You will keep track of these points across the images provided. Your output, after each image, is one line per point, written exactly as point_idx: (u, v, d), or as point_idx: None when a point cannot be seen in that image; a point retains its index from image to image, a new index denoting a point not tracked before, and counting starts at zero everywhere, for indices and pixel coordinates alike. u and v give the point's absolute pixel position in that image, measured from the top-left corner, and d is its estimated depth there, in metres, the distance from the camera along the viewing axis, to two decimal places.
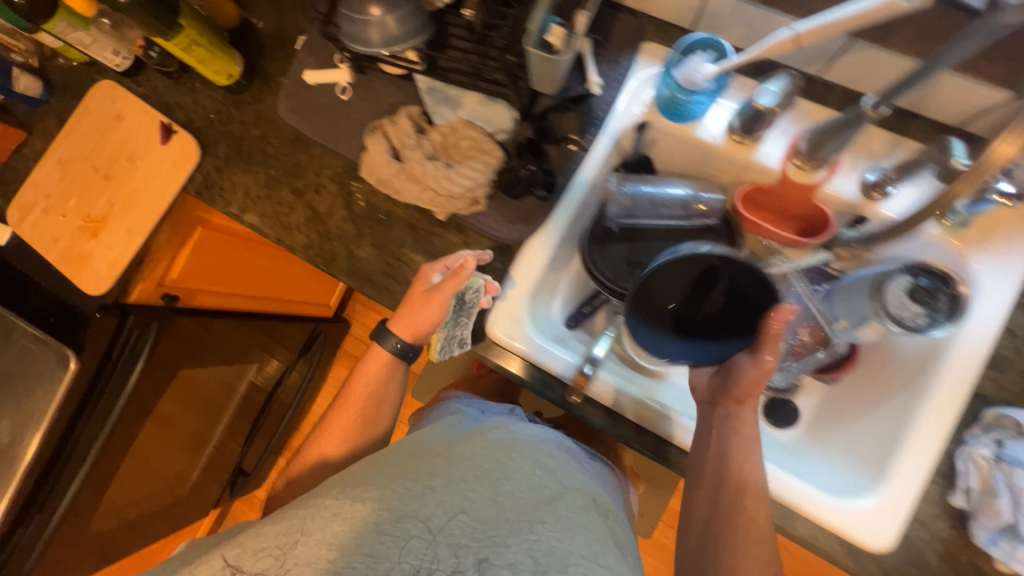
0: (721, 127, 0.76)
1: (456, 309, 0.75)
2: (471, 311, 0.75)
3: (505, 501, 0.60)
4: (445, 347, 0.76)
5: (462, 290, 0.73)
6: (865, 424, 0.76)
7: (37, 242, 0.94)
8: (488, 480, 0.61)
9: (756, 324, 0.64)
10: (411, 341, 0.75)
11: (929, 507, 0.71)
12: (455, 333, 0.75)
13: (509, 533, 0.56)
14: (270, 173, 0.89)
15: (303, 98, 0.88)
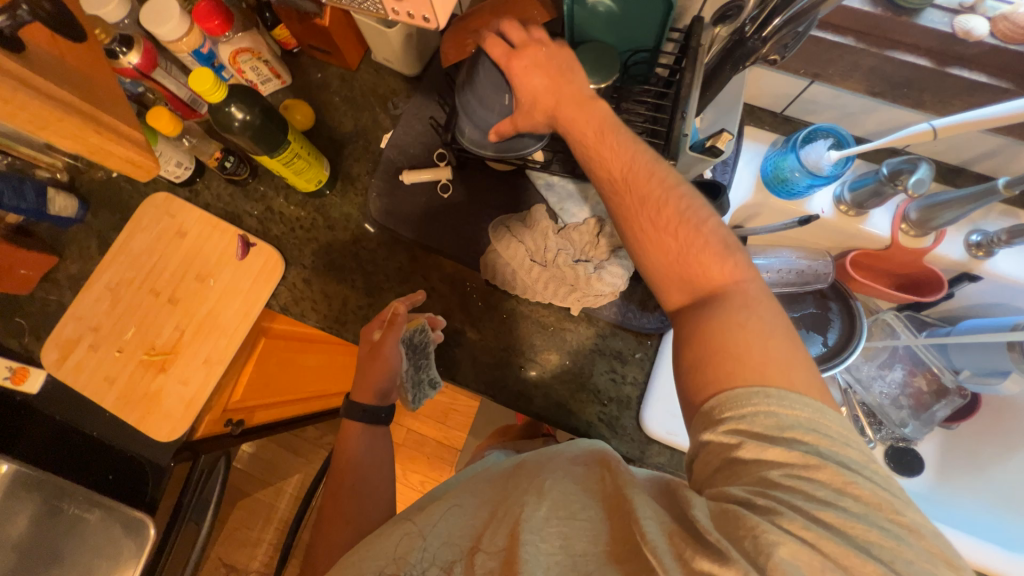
0: (829, 200, 0.79)
1: (411, 356, 0.76)
2: (428, 354, 0.77)
3: (492, 504, 0.54)
4: (418, 393, 0.80)
5: (409, 335, 0.75)
6: (1003, 473, 0.82)
7: (84, 386, 0.80)
8: (492, 495, 0.56)
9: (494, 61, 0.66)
10: (377, 400, 0.77)
11: None
12: (421, 376, 0.77)
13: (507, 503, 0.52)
14: (370, 279, 0.84)
15: (398, 198, 0.84)
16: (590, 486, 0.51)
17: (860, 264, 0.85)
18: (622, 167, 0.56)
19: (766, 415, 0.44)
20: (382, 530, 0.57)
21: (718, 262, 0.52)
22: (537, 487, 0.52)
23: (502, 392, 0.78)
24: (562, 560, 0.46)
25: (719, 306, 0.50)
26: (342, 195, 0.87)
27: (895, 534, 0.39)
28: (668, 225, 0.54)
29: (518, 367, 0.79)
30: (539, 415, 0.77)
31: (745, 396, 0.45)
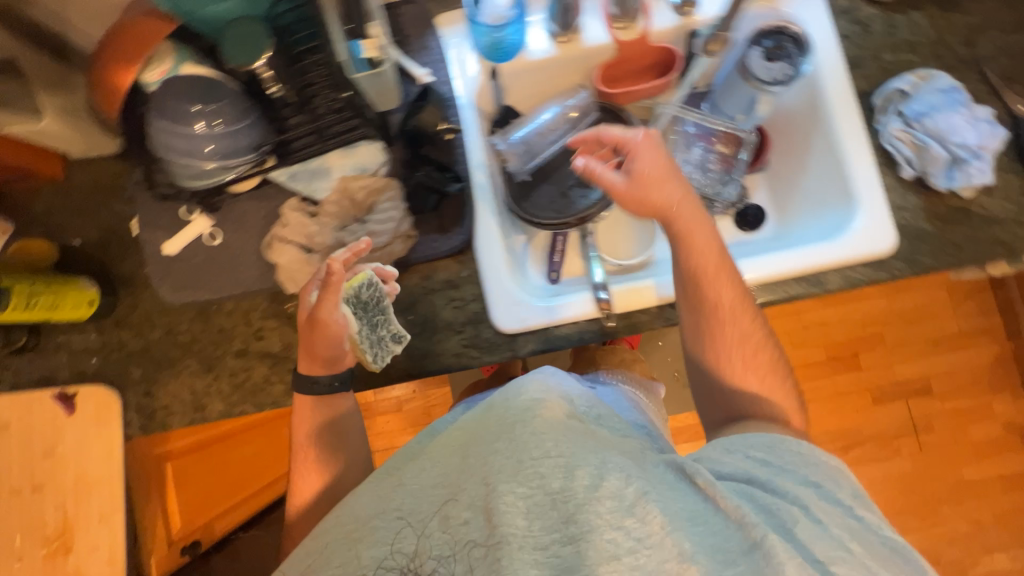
0: (547, 39, 0.82)
1: (364, 313, 0.71)
2: (384, 310, 0.73)
3: (473, 455, 0.57)
4: (380, 352, 0.74)
5: (355, 293, 0.69)
6: (811, 175, 0.84)
7: None
8: (476, 448, 0.57)
9: (180, 94, 0.70)
10: (337, 371, 0.69)
11: (894, 193, 0.75)
12: (384, 331, 0.73)
13: (501, 451, 0.56)
14: (204, 355, 0.81)
15: (180, 269, 0.81)
16: (568, 430, 0.58)
17: (612, 78, 0.87)
18: (714, 258, 0.71)
19: (738, 453, 0.62)
20: (352, 501, 0.60)
21: (781, 395, 0.70)
22: (527, 442, 0.56)
23: (375, 378, 0.79)
24: (541, 498, 0.53)
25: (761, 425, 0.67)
26: (131, 299, 0.83)
27: (816, 517, 0.55)
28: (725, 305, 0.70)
29: None
30: (414, 374, 0.78)
31: (757, 436, 0.64)
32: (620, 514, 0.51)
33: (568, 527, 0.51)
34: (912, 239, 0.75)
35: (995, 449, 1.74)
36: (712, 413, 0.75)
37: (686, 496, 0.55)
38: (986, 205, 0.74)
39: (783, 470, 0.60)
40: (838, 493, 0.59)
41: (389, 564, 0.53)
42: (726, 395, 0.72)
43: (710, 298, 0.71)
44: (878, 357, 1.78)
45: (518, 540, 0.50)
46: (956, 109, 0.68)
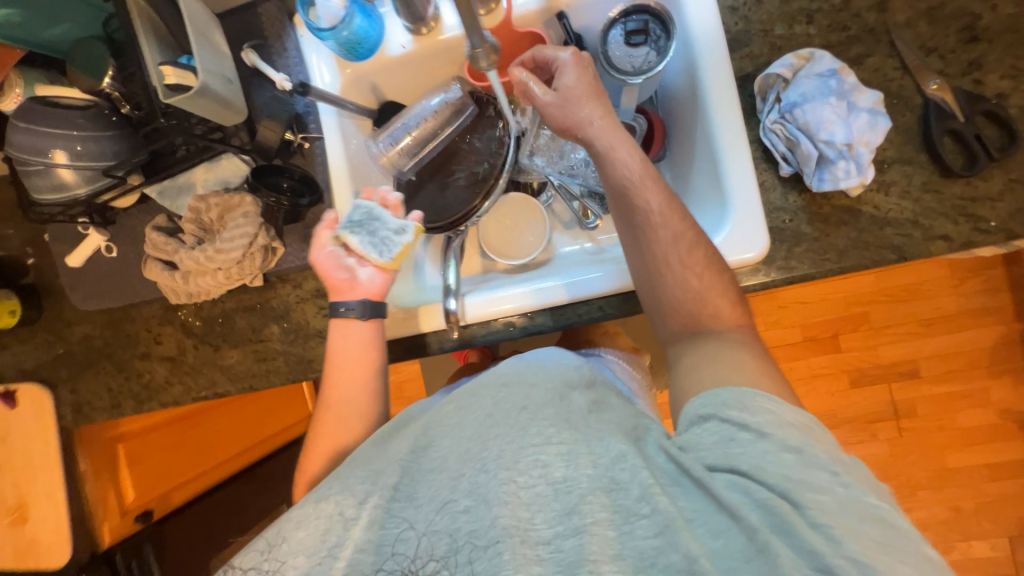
0: (403, 32, 0.77)
1: (360, 230, 0.69)
2: (379, 217, 0.71)
3: (470, 436, 0.54)
4: (385, 248, 0.69)
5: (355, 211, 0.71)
6: (698, 168, 0.75)
7: None
8: (476, 430, 0.54)
9: (28, 122, 0.68)
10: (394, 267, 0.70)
11: (772, 192, 0.68)
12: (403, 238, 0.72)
13: (492, 440, 0.53)
14: (116, 357, 0.89)
15: (85, 280, 0.87)
16: (570, 418, 0.54)
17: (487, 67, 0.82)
18: (682, 228, 0.64)
19: (727, 417, 0.53)
20: (329, 486, 0.53)
21: (728, 310, 0.64)
22: (525, 427, 0.53)
23: (257, 381, 0.84)
24: (544, 488, 0.50)
25: (718, 344, 0.61)
26: (55, 306, 0.92)
27: (813, 519, 0.46)
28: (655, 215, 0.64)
29: (256, 352, 0.84)
30: (292, 379, 0.83)
31: (726, 390, 0.55)
32: (622, 513, 0.49)
33: (571, 519, 0.49)
34: (788, 243, 0.67)
35: (985, 437, 1.60)
36: (663, 326, 0.67)
37: (703, 501, 0.49)
38: (879, 203, 0.65)
39: (762, 437, 0.50)
40: (820, 458, 0.49)
41: (381, 547, 0.50)
42: (675, 306, 0.65)
43: (669, 238, 0.64)
44: (860, 339, 1.63)
45: (517, 533, 0.48)
46: (827, 98, 0.61)
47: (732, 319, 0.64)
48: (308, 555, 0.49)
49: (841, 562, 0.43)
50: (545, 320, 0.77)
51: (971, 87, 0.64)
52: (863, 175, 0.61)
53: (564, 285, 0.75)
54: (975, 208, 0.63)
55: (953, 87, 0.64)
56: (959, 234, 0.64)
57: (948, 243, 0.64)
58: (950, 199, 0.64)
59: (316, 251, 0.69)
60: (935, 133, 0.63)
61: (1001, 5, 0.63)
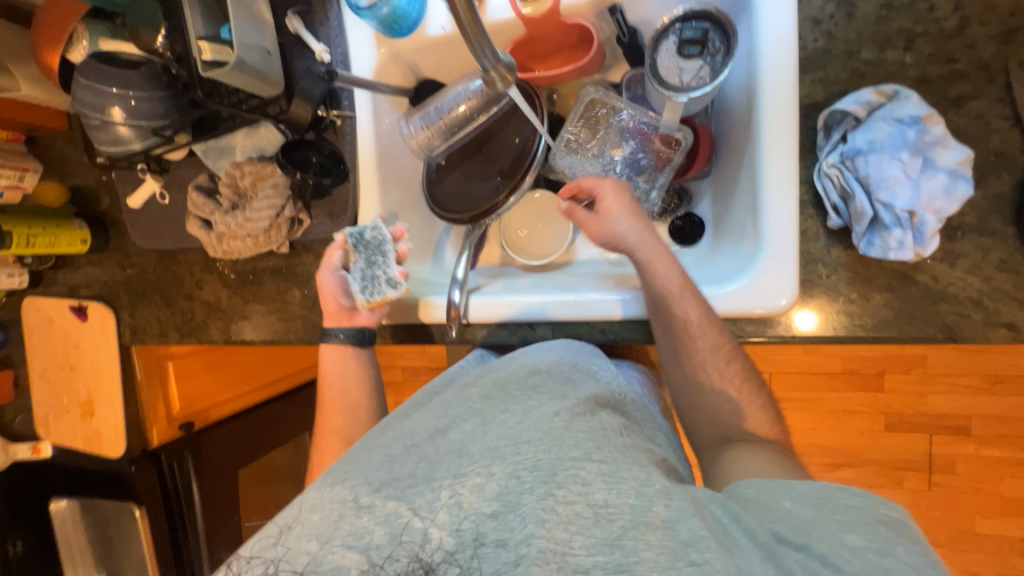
0: (445, 12, 0.74)
1: (363, 253, 0.73)
2: (382, 252, 0.72)
3: (496, 437, 0.52)
4: (372, 289, 0.72)
5: (360, 233, 0.73)
6: (740, 196, 0.69)
7: (65, 440, 1.15)
8: (502, 432, 0.52)
9: (93, 78, 0.72)
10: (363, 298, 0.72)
11: (815, 241, 0.60)
12: (383, 274, 0.71)
13: (520, 443, 0.50)
14: (165, 294, 0.99)
15: (142, 221, 0.95)
16: (605, 436, 0.51)
17: (528, 56, 0.76)
18: (717, 341, 0.62)
19: (785, 501, 0.48)
20: (341, 473, 0.52)
21: (765, 426, 0.61)
22: (560, 438, 0.49)
23: (278, 338, 0.91)
24: (584, 510, 0.45)
25: (745, 452, 0.58)
26: (119, 238, 1.02)
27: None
28: (693, 326, 0.62)
29: (280, 312, 0.90)
30: (307, 342, 0.89)
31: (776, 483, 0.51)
32: (671, 557, 0.42)
33: (614, 552, 0.43)
34: (820, 301, 0.61)
35: None
36: (700, 436, 0.65)
37: (757, 561, 0.42)
38: (939, 275, 0.57)
39: (842, 531, 0.44)
40: (906, 557, 0.42)
41: (400, 540, 0.46)
42: (710, 414, 0.63)
43: (704, 350, 0.62)
44: (909, 382, 1.44)
45: (553, 559, 0.43)
46: (899, 153, 0.52)
47: (769, 434, 0.61)
48: (319, 541, 0.47)
49: None
50: (545, 331, 0.77)
51: None
52: (923, 247, 0.53)
53: (568, 300, 0.73)
54: None
55: None
56: None
57: (1011, 333, 0.55)
58: None
59: (323, 273, 0.75)
60: None
61: None
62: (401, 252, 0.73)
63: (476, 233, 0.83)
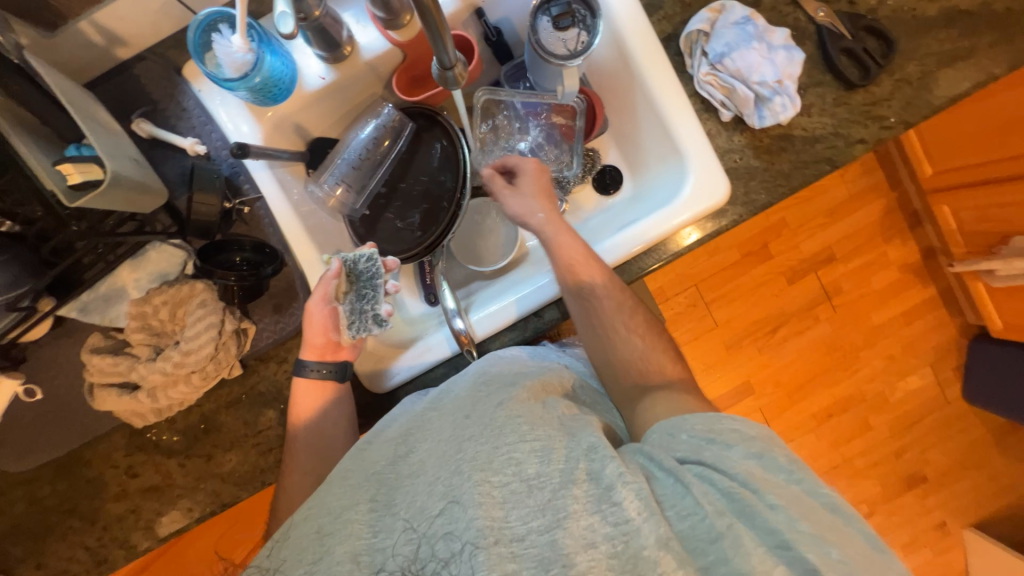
0: (318, 62, 0.70)
1: (355, 285, 0.69)
2: (376, 285, 0.69)
3: (447, 442, 0.55)
4: (359, 324, 0.69)
5: (354, 263, 0.69)
6: (644, 132, 0.79)
7: None
8: (454, 434, 0.56)
9: None
10: (351, 330, 0.68)
11: (719, 138, 0.73)
12: (374, 308, 0.69)
13: (484, 440, 0.53)
14: (81, 511, 0.75)
15: (9, 437, 0.71)
16: (544, 418, 0.56)
17: (414, 78, 0.79)
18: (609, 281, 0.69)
19: (681, 433, 0.55)
20: (308, 506, 0.54)
21: (670, 365, 0.68)
22: (500, 428, 0.54)
23: (269, 475, 0.75)
24: (518, 486, 0.50)
25: (665, 397, 0.62)
26: None
27: (771, 501, 0.48)
28: (585, 263, 0.70)
29: (259, 446, 0.75)
30: None
31: (695, 417, 0.56)
32: (595, 501, 0.48)
33: (545, 515, 0.48)
34: (745, 180, 0.74)
35: (895, 291, 1.82)
36: (610, 375, 0.69)
37: (667, 482, 0.51)
38: (805, 125, 0.73)
39: (729, 446, 0.53)
40: (777, 460, 0.52)
41: (360, 556, 0.49)
42: (616, 352, 0.69)
43: (603, 295, 0.69)
44: (786, 241, 1.77)
45: (492, 533, 0.47)
46: (750, 43, 0.68)
47: (675, 373, 0.67)
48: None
49: (796, 539, 0.46)
50: (548, 315, 0.78)
51: (848, 8, 0.73)
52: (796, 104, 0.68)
53: None
54: (877, 109, 0.74)
55: (835, 12, 0.73)
56: (871, 135, 0.74)
57: (865, 145, 0.74)
58: (857, 106, 0.74)
59: (312, 304, 0.68)
60: (834, 54, 0.71)
61: None
62: (392, 289, 0.69)
63: (437, 261, 0.81)
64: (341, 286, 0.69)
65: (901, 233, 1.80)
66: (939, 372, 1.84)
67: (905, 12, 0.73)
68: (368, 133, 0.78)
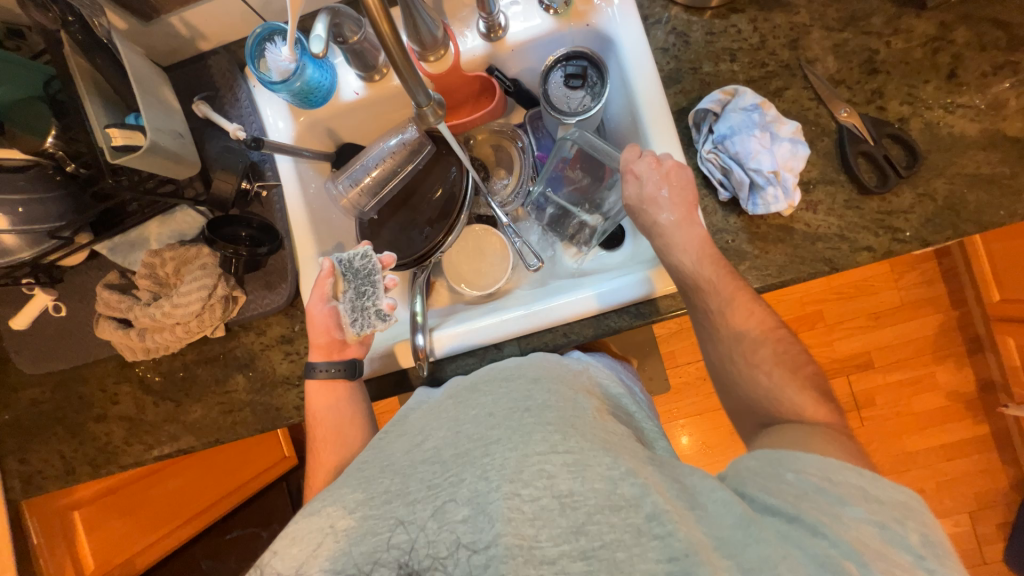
0: (356, 79, 0.79)
1: (353, 280, 0.74)
2: (372, 280, 0.73)
3: (451, 453, 0.57)
4: (362, 321, 0.72)
5: (350, 260, 0.74)
6: None
7: None
8: (474, 432, 0.58)
9: None
10: (352, 329, 0.72)
11: (715, 216, 0.72)
12: (367, 302, 0.72)
13: (514, 439, 0.55)
14: (67, 422, 0.85)
15: (30, 343, 0.82)
16: (574, 426, 0.56)
17: None
18: (721, 302, 0.67)
19: (786, 473, 0.52)
20: (321, 500, 0.57)
21: (811, 408, 0.61)
22: (527, 434, 0.55)
23: (224, 434, 0.81)
24: (550, 502, 0.50)
25: (777, 437, 0.60)
26: None
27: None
28: (713, 315, 0.67)
29: (221, 405, 0.82)
30: (259, 428, 0.81)
31: (810, 456, 0.54)
32: (634, 533, 0.48)
33: (579, 539, 0.48)
34: (735, 262, 0.72)
35: (937, 419, 1.62)
36: (744, 420, 0.67)
37: (724, 514, 0.50)
38: (809, 221, 0.71)
39: (844, 503, 0.49)
40: (906, 538, 0.47)
41: (374, 554, 0.51)
42: (744, 398, 0.67)
43: (714, 320, 0.68)
44: (816, 334, 1.64)
45: (521, 553, 0.47)
46: (753, 130, 0.68)
47: (816, 414, 0.61)
48: (301, 568, 0.51)
49: None
50: (511, 349, 0.79)
51: (876, 113, 0.71)
52: (792, 197, 0.68)
53: (528, 313, 0.77)
54: (891, 220, 0.70)
55: (861, 114, 0.71)
56: (880, 244, 0.70)
57: (872, 254, 0.70)
58: (870, 213, 0.70)
59: (314, 305, 0.73)
60: (851, 156, 0.69)
61: (894, 41, 0.71)
62: (387, 283, 0.73)
63: (421, 275, 0.86)
64: (339, 285, 0.75)
65: (958, 358, 1.60)
66: (977, 524, 1.61)
67: (941, 128, 0.69)
68: (390, 147, 0.83)
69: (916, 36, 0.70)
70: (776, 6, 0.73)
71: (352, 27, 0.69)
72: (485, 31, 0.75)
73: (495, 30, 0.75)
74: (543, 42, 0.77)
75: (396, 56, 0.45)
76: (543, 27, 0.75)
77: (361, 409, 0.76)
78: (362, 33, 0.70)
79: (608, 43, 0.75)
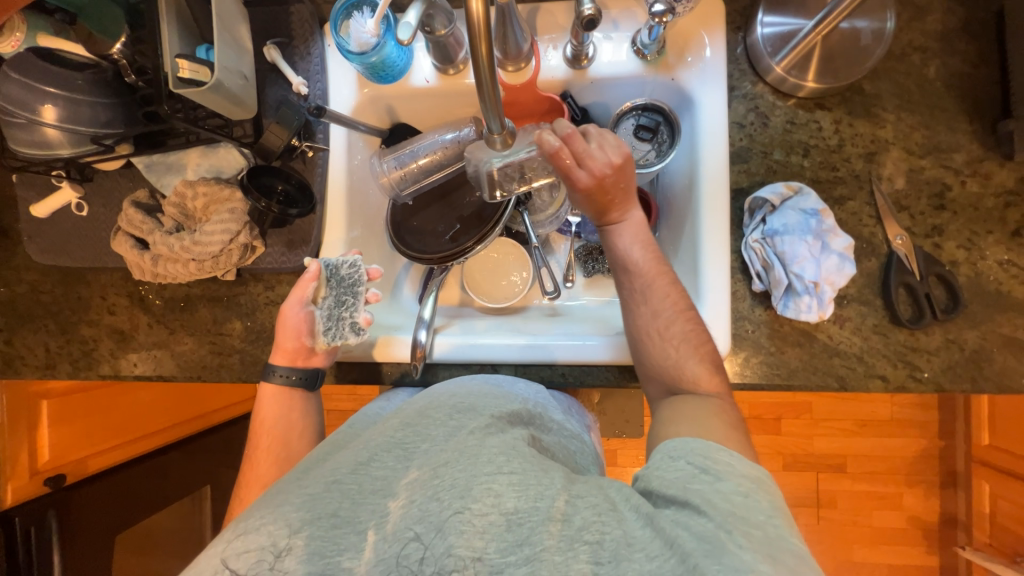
0: (430, 67, 0.78)
1: (337, 288, 0.74)
2: (355, 291, 0.73)
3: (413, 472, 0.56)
4: (335, 330, 0.72)
5: (335, 266, 0.73)
6: (680, 263, 0.79)
7: None
8: (423, 462, 0.57)
9: (15, 81, 0.65)
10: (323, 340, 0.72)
11: (742, 302, 0.71)
12: (344, 313, 0.73)
13: (460, 465, 0.54)
14: (59, 318, 0.85)
15: (44, 232, 0.81)
16: (516, 448, 0.55)
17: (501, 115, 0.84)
18: (644, 278, 0.68)
19: (680, 461, 0.53)
20: (254, 521, 0.52)
21: (706, 378, 0.63)
22: (477, 454, 0.54)
23: (206, 374, 0.82)
24: (497, 519, 0.49)
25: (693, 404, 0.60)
26: (6, 250, 0.87)
27: (740, 542, 0.45)
28: (637, 290, 0.68)
29: (213, 345, 0.82)
30: (241, 377, 0.81)
31: (694, 442, 0.55)
32: (568, 540, 0.48)
33: (522, 549, 0.47)
34: (747, 353, 0.71)
35: (890, 538, 1.61)
36: (651, 384, 0.68)
37: (636, 523, 0.49)
38: (833, 334, 0.70)
39: None
40: (760, 503, 0.49)
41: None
42: (655, 369, 0.67)
43: (630, 288, 0.69)
44: (800, 427, 1.62)
45: (468, 564, 0.47)
46: (806, 236, 0.67)
47: (710, 385, 0.63)
48: None
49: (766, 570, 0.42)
50: (506, 372, 0.79)
51: (930, 249, 0.70)
52: (823, 309, 0.67)
53: (525, 344, 0.76)
54: (913, 357, 0.69)
55: (915, 245, 0.69)
56: (895, 376, 0.69)
57: (884, 383, 0.69)
58: (894, 343, 0.69)
59: (289, 307, 0.72)
60: (892, 284, 0.68)
61: (969, 182, 0.69)
62: (369, 297, 0.73)
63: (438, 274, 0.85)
64: (320, 290, 0.74)
65: (927, 485, 1.59)
66: None
67: (989, 281, 0.68)
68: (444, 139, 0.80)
69: (992, 184, 0.69)
70: (864, 113, 0.71)
71: (440, 20, 0.68)
72: (570, 57, 0.74)
73: (581, 59, 0.74)
74: (623, 81, 0.76)
75: (486, 91, 0.46)
76: (628, 68, 0.74)
77: (308, 424, 0.75)
78: (449, 28, 0.69)
79: (688, 101, 0.74)
